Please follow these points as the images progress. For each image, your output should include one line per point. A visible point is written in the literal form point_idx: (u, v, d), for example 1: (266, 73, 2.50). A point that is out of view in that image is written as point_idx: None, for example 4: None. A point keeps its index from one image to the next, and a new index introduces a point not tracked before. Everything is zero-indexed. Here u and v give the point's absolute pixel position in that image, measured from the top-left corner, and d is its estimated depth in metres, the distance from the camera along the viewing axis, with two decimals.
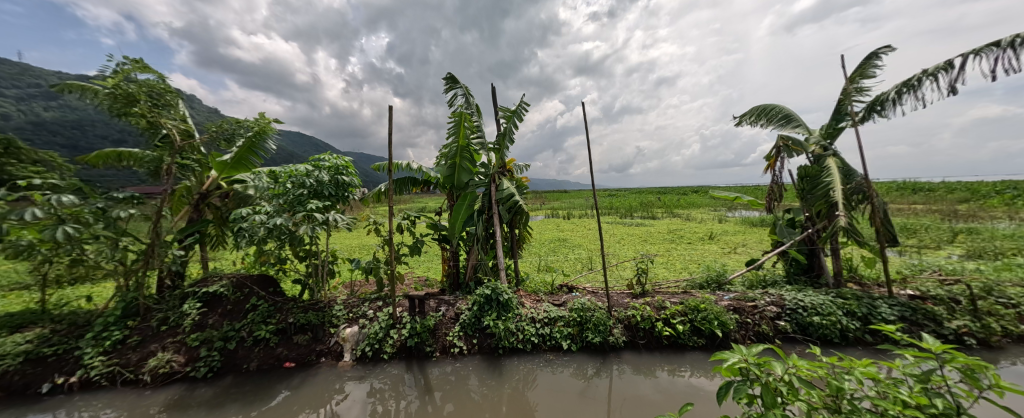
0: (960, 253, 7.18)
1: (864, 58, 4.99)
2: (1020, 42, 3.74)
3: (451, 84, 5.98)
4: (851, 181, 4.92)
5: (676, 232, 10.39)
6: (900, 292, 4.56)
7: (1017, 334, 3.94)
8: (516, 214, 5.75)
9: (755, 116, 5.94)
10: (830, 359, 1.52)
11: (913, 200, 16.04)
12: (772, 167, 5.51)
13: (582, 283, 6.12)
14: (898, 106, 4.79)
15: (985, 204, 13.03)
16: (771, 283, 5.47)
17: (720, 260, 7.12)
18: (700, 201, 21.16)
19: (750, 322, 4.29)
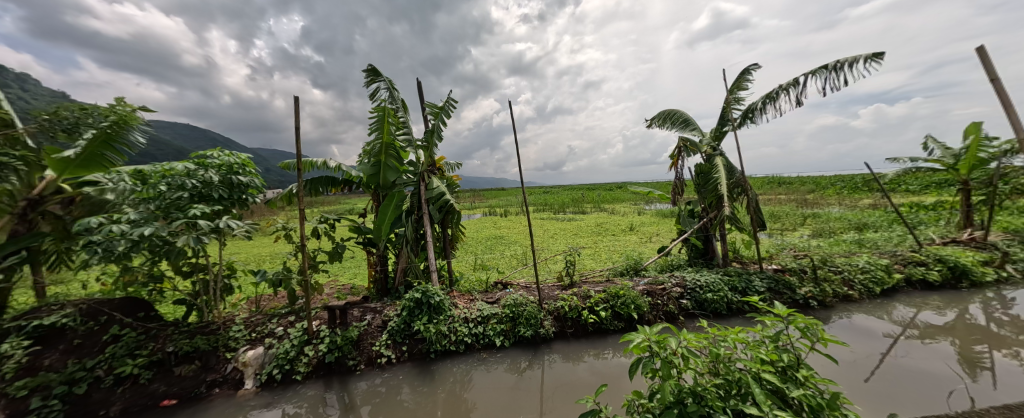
0: (809, 232, 9.05)
1: (740, 73, 5.94)
2: (841, 66, 4.80)
3: (372, 77, 5.59)
4: (733, 176, 5.82)
5: (602, 225, 11.25)
6: (769, 266, 5.55)
7: (842, 294, 5.09)
8: (448, 214, 5.63)
9: (660, 119, 6.68)
10: (714, 331, 1.81)
11: (779, 192, 19.66)
12: (675, 165, 6.26)
13: (517, 278, 6.26)
14: (764, 114, 5.81)
15: (825, 193, 16.58)
16: (677, 267, 6.25)
17: (638, 249, 7.90)
18: (622, 196, 23.16)
19: (661, 303, 4.82)
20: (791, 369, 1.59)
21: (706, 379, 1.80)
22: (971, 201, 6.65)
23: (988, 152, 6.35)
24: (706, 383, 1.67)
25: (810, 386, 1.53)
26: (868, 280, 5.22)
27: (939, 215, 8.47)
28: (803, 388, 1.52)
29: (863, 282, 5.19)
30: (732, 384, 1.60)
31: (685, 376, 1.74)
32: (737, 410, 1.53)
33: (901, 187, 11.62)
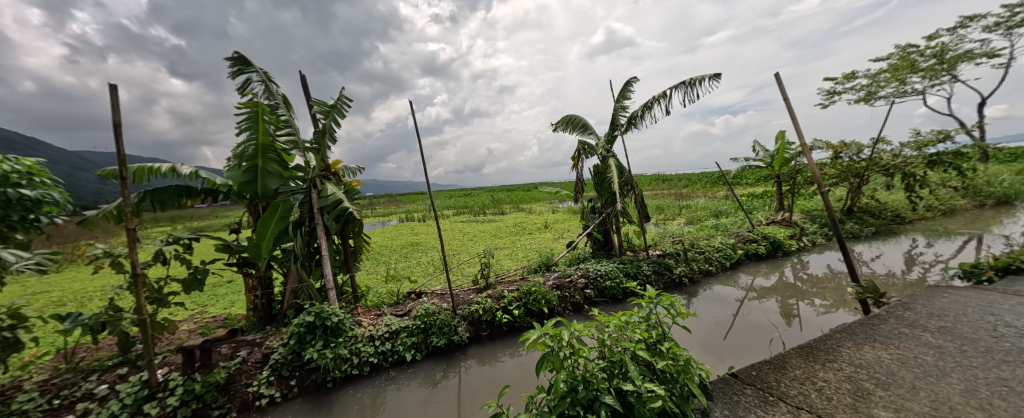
0: (683, 220, 10.77)
1: (624, 85, 6.73)
2: (695, 82, 5.80)
3: (241, 67, 4.74)
4: (623, 175, 6.53)
5: (519, 224, 11.59)
6: (654, 252, 6.38)
7: (706, 270, 6.15)
8: (347, 223, 5.04)
9: (562, 124, 7.16)
10: (601, 319, 2.13)
11: (664, 187, 22.99)
12: (576, 166, 6.75)
13: (434, 286, 6.00)
14: (643, 121, 6.67)
15: (696, 187, 19.98)
16: (582, 259, 6.78)
17: (550, 245, 8.33)
18: (536, 196, 24.30)
19: (569, 295, 5.14)
20: (659, 343, 2.01)
21: (599, 362, 2.08)
22: (782, 190, 8.76)
23: (790, 153, 8.43)
24: (594, 367, 1.93)
25: (671, 354, 1.97)
26: (722, 257, 6.41)
27: (765, 202, 10.96)
28: (665, 358, 1.95)
29: (719, 259, 6.34)
30: (614, 362, 1.91)
31: (579, 363, 1.99)
32: (618, 387, 1.84)
33: (743, 181, 14.68)
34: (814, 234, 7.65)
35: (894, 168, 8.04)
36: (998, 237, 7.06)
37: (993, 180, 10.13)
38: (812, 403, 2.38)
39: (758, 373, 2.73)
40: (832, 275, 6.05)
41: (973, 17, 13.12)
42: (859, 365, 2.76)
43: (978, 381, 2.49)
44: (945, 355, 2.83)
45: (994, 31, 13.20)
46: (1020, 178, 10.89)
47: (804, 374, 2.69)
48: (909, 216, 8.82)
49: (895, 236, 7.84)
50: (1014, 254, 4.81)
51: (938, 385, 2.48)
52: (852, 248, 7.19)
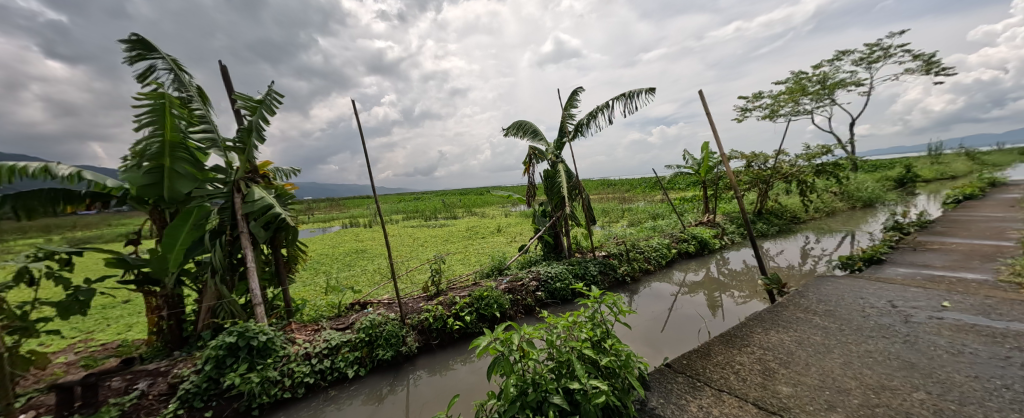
0: (625, 222, 11.45)
1: (571, 94, 6.97)
2: (635, 95, 6.19)
3: (142, 53, 4.11)
4: (571, 180, 6.73)
5: (472, 228, 11.45)
6: (601, 253, 6.65)
7: (646, 269, 6.56)
8: (278, 231, 4.55)
9: (513, 129, 7.20)
10: (549, 321, 2.18)
11: (608, 191, 24.33)
12: (527, 171, 6.83)
13: (382, 295, 5.66)
14: (590, 129, 6.96)
15: (636, 191, 21.40)
16: (534, 262, 6.86)
17: (503, 249, 8.32)
18: (488, 200, 24.33)
19: (521, 298, 5.15)
20: (602, 341, 2.11)
21: (549, 363, 2.14)
22: (707, 194, 9.71)
23: (713, 162, 9.39)
24: (543, 369, 1.97)
25: (613, 350, 2.07)
26: (659, 256, 6.89)
27: (695, 205, 12.06)
28: (609, 354, 2.05)
29: (657, 258, 6.81)
30: (563, 362, 1.96)
31: (529, 366, 2.02)
32: (566, 386, 1.89)
33: (676, 186, 16.04)
34: (732, 234, 8.58)
35: (792, 176, 9.33)
36: (865, 234, 8.52)
37: (861, 186, 12.24)
38: (732, 385, 2.63)
39: (688, 362, 2.96)
40: (748, 269, 6.81)
41: (845, 51, 15.79)
42: (768, 348, 3.11)
43: (854, 354, 2.94)
44: (831, 334, 3.30)
45: (859, 64, 16.02)
46: (877, 185, 13.32)
47: (726, 359, 2.97)
48: (803, 217, 10.28)
49: (793, 234, 9.09)
50: (876, 247, 5.82)
51: (826, 360, 2.87)
52: (762, 245, 8.18)
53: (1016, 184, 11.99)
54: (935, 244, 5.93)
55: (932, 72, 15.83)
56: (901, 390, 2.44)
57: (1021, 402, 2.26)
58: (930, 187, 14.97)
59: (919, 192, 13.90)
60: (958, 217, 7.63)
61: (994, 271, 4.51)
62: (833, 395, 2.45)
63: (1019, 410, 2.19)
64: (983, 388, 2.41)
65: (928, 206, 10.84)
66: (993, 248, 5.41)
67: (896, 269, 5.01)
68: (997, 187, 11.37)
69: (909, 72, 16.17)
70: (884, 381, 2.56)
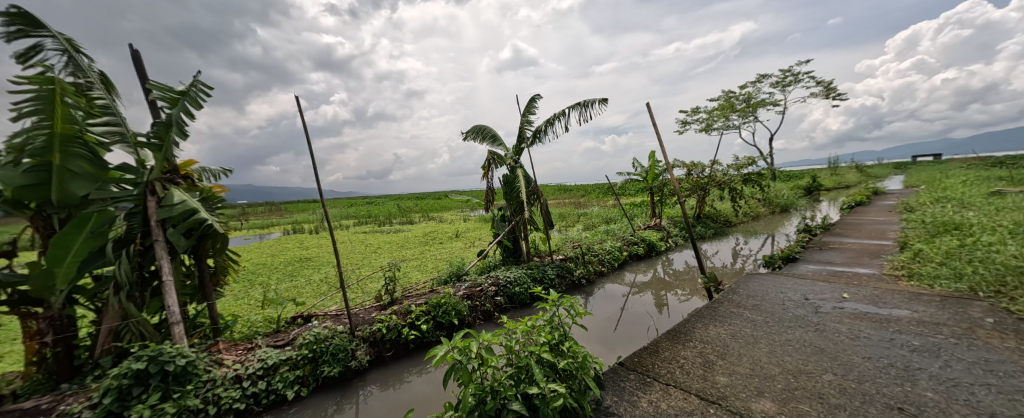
0: (580, 226, 11.78)
1: (529, 100, 7.02)
2: (590, 104, 6.38)
3: (27, 29, 3.45)
4: (530, 185, 6.75)
5: (429, 234, 11.10)
6: (558, 256, 6.71)
7: (600, 271, 6.75)
8: (204, 238, 3.95)
9: (472, 133, 7.09)
10: (508, 326, 2.14)
11: (564, 196, 25.03)
12: (486, 175, 6.74)
13: (329, 306, 5.22)
14: (548, 135, 7.05)
15: (590, 196, 22.23)
16: (493, 267, 6.77)
17: (462, 255, 8.13)
18: (445, 205, 23.94)
19: (479, 304, 5.02)
20: (560, 344, 2.11)
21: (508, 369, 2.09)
22: (654, 199, 10.29)
23: (659, 169, 9.99)
24: (502, 376, 1.93)
25: (571, 352, 2.08)
26: (612, 258, 7.13)
27: (643, 210, 12.73)
28: (566, 357, 2.05)
29: (610, 260, 7.03)
30: (522, 367, 1.91)
31: (488, 373, 1.96)
32: (524, 392, 1.86)
33: (626, 192, 16.89)
34: (675, 236, 9.16)
35: (725, 183, 10.22)
36: (784, 235, 9.55)
37: (779, 194, 13.77)
38: (677, 379, 2.75)
39: (639, 359, 3.06)
40: (689, 268, 7.30)
41: (765, 75, 17.80)
42: (706, 342, 3.30)
43: (776, 343, 3.21)
44: (757, 326, 3.59)
45: (776, 87, 18.15)
46: (792, 192, 15.09)
47: (672, 354, 3.11)
48: (734, 221, 11.25)
49: (726, 236, 9.93)
50: (792, 247, 6.52)
51: (754, 350, 3.11)
52: (701, 247, 8.82)
53: (893, 193, 14.25)
54: (835, 244, 6.77)
55: (832, 97, 18.36)
56: (814, 374, 2.71)
57: (902, 376, 2.60)
58: (830, 194, 17.30)
59: (823, 199, 16.01)
60: (850, 221, 8.83)
61: (878, 266, 5.25)
62: (761, 381, 2.65)
63: (900, 383, 2.52)
64: (875, 367, 2.74)
65: (830, 211, 12.48)
66: (879, 246, 6.30)
67: (807, 266, 5.63)
68: (878, 196, 13.44)
69: (814, 96, 18.61)
70: (800, 366, 2.82)
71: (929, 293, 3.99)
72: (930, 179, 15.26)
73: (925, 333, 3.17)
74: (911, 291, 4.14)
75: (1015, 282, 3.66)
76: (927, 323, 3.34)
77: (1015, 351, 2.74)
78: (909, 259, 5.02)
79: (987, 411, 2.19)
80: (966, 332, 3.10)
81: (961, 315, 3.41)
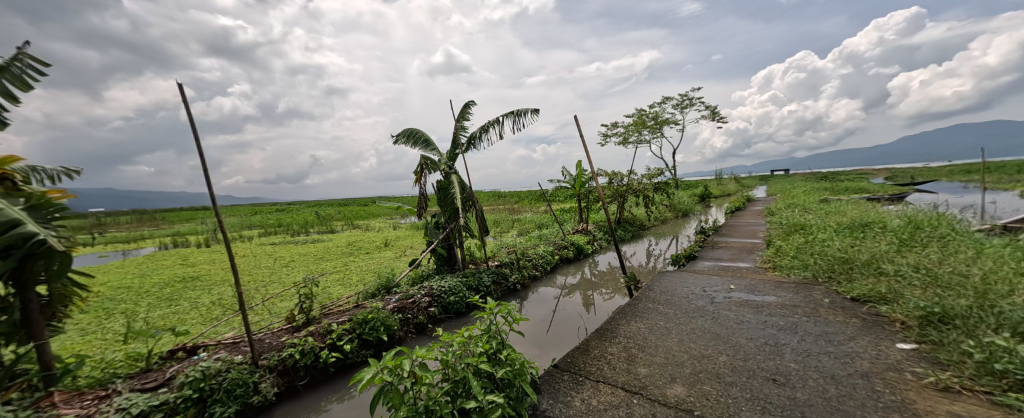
0: (514, 232, 11.86)
1: (463, 106, 6.82)
2: (524, 113, 6.42)
3: None
4: (465, 191, 6.50)
5: (354, 243, 10.15)
6: (493, 263, 6.58)
7: (534, 276, 6.78)
8: (30, 258, 2.70)
9: (403, 137, 6.63)
10: (445, 339, 2.12)
11: (497, 203, 25.18)
12: (418, 182, 6.32)
13: (224, 333, 4.32)
14: (483, 143, 6.90)
15: (521, 203, 22.69)
16: (427, 277, 6.36)
17: (392, 265, 7.53)
18: (370, 211, 22.32)
19: (411, 317, 4.61)
20: (498, 352, 2.15)
21: (443, 383, 2.08)
22: (581, 205, 10.80)
23: (585, 177, 10.52)
24: (437, 393, 1.90)
25: (508, 359, 2.13)
26: (545, 262, 7.21)
27: (571, 215, 13.32)
28: (504, 365, 2.09)
29: (543, 264, 7.10)
30: (458, 380, 1.94)
31: (421, 392, 1.92)
32: (461, 406, 1.88)
33: (555, 198, 17.58)
34: (600, 240, 9.70)
35: (640, 191, 11.21)
36: (687, 237, 10.77)
37: (682, 201, 15.61)
38: (606, 374, 2.78)
39: (571, 360, 3.03)
40: (611, 269, 7.77)
41: (669, 97, 20.12)
42: (629, 337, 3.44)
43: (683, 333, 3.50)
44: (668, 318, 3.88)
45: (677, 108, 20.68)
46: (691, 199, 17.26)
47: (601, 351, 3.16)
48: (648, 224, 12.36)
49: (642, 239, 10.85)
50: (691, 246, 7.33)
51: (667, 340, 3.34)
52: (622, 249, 9.47)
53: (763, 199, 17.18)
54: (722, 243, 7.76)
55: (719, 119, 21.57)
56: (712, 356, 2.99)
57: (773, 352, 3.03)
58: (720, 201, 20.20)
59: (714, 205, 18.59)
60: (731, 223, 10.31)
61: (753, 260, 6.19)
62: (674, 368, 2.83)
63: (773, 358, 2.94)
64: (755, 346, 3.15)
65: (718, 215, 14.53)
66: (752, 244, 7.40)
67: (704, 263, 6.36)
68: (754, 202, 16.05)
69: (705, 118, 21.67)
70: (703, 351, 3.10)
71: (787, 280, 4.80)
72: (785, 189, 18.81)
73: (786, 314, 3.77)
74: (774, 279, 4.92)
75: (842, 267, 4.53)
76: (787, 306, 3.98)
77: (844, 323, 3.43)
78: (773, 254, 5.93)
79: (831, 374, 2.66)
80: (813, 311, 3.77)
81: (807, 297, 4.14)
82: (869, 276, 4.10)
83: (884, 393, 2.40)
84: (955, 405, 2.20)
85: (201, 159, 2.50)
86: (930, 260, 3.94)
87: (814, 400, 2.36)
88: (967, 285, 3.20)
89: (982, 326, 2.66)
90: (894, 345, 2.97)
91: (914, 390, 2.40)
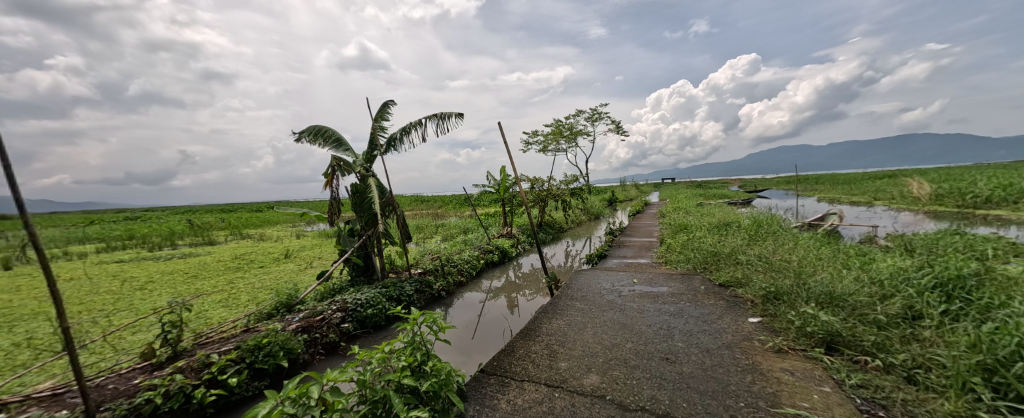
0: (438, 238, 11.60)
1: (382, 105, 6.51)
2: (447, 117, 6.39)
3: None
4: (384, 195, 6.16)
5: (243, 256, 8.76)
6: (416, 270, 6.34)
7: (459, 281, 6.74)
8: None
9: (311, 135, 6.03)
10: (364, 356, 2.06)
11: (419, 208, 24.30)
12: (329, 185, 5.80)
13: (40, 384, 3.29)
14: (403, 144, 6.67)
15: (445, 208, 22.30)
16: (339, 290, 5.84)
17: (294, 279, 6.71)
18: (268, 218, 19.54)
19: (319, 336, 4.19)
20: (423, 364, 2.18)
21: (360, 406, 1.99)
22: (505, 210, 11.09)
23: (509, 182, 10.86)
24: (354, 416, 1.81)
25: (434, 370, 2.17)
26: (470, 267, 7.23)
27: (496, 219, 13.60)
28: (429, 377, 2.12)
29: (468, 269, 7.11)
30: (377, 400, 1.87)
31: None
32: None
33: (480, 203, 17.73)
34: (523, 243, 10.08)
35: (558, 196, 12.00)
36: (599, 237, 11.88)
37: (595, 205, 17.17)
38: (529, 373, 2.95)
39: (498, 363, 3.14)
40: (534, 271, 8.17)
41: (582, 110, 21.96)
42: (550, 334, 3.69)
43: (596, 325, 3.89)
44: (583, 313, 4.25)
45: (589, 121, 22.69)
46: (602, 204, 19.09)
47: (525, 351, 3.33)
48: (567, 227, 13.29)
49: (560, 241, 11.59)
50: (603, 246, 8.13)
51: (583, 334, 3.67)
52: (544, 251, 10.00)
53: (658, 203, 19.88)
54: (628, 242, 8.78)
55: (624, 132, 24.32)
56: (620, 344, 3.39)
57: (666, 334, 3.55)
58: (626, 205, 22.70)
59: (621, 209, 20.79)
60: (634, 224, 11.72)
61: (651, 256, 7.13)
62: (589, 359, 3.12)
63: (666, 340, 3.45)
64: (652, 331, 3.66)
65: (624, 218, 16.32)
66: (651, 242, 8.54)
67: (613, 260, 7.11)
68: (651, 205, 18.45)
69: (612, 131, 24.20)
70: (612, 340, 3.49)
71: (674, 272, 5.67)
72: (675, 194, 22.03)
73: (674, 301, 4.46)
74: (666, 272, 5.77)
75: (712, 259, 5.51)
76: (675, 294, 4.71)
77: (714, 305, 4.20)
78: (666, 250, 6.93)
79: (707, 348, 3.25)
80: (694, 297, 4.52)
81: (689, 286, 4.96)
82: (731, 265, 5.10)
83: (742, 358, 3.01)
84: (786, 362, 2.89)
85: (2, 152, 1.83)
86: (769, 250, 5.05)
87: (695, 372, 2.84)
88: (790, 269, 4.19)
89: (801, 299, 3.52)
90: (747, 320, 3.74)
91: (760, 354, 3.06)
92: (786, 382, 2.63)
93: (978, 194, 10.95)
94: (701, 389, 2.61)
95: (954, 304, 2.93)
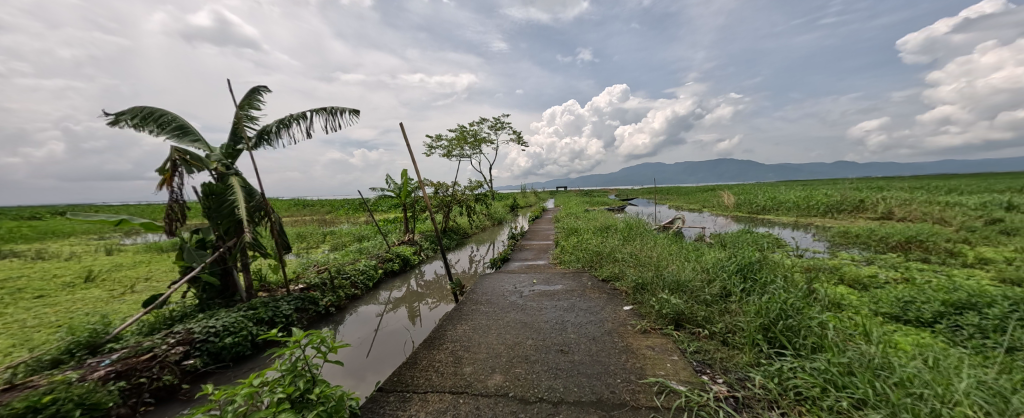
0: (328, 247, 10.42)
1: (250, 92, 5.65)
2: (335, 111, 5.87)
3: None
4: (254, 198, 5.26)
5: (5, 284, 6.24)
6: (296, 286, 5.60)
7: (351, 294, 6.22)
8: None
9: (138, 118, 4.79)
10: (222, 396, 1.78)
11: (300, 213, 21.29)
12: (166, 184, 4.67)
13: None
14: (279, 138, 5.87)
15: (335, 213, 20.11)
16: (179, 318, 4.70)
17: (101, 310, 5.11)
18: (64, 227, 14.42)
19: (147, 380, 3.16)
20: (303, 393, 2.02)
21: None
22: (407, 215, 10.59)
23: (411, 187, 10.49)
24: None
25: (321, 398, 2.04)
26: (366, 278, 6.70)
27: (396, 226, 12.94)
28: (313, 407, 1.98)
29: (363, 281, 6.60)
30: None
31: None
32: None
33: (377, 208, 16.58)
34: (425, 250, 9.80)
35: (461, 201, 12.07)
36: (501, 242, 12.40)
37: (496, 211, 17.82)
38: (434, 383, 2.96)
39: (398, 378, 3.07)
40: (437, 278, 8.06)
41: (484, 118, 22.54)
42: (455, 340, 3.76)
43: (500, 327, 4.11)
44: (487, 316, 4.44)
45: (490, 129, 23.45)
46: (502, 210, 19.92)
47: (428, 361, 3.32)
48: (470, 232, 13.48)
49: (464, 247, 11.64)
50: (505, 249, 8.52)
51: (487, 336, 3.84)
52: (448, 257, 9.93)
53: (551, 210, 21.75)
54: (528, 245, 9.41)
55: None
56: (521, 342, 3.66)
57: (561, 328, 3.98)
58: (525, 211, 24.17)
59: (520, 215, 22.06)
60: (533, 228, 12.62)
61: (547, 257, 7.80)
62: (494, 360, 3.31)
63: (561, 333, 3.87)
64: (549, 326, 4.05)
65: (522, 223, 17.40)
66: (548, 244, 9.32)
67: (515, 263, 7.54)
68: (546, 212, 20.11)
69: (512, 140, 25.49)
70: (514, 339, 3.75)
71: (567, 271, 6.35)
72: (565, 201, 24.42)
73: (567, 297, 5.01)
74: (560, 271, 6.41)
75: (597, 258, 6.34)
76: (568, 290, 5.28)
77: (599, 298, 4.87)
78: (559, 251, 7.67)
79: (592, 336, 3.75)
80: (583, 292, 5.15)
81: (579, 282, 5.63)
82: (610, 263, 5.98)
83: (619, 341, 3.59)
84: (649, 340, 3.55)
85: None
86: (638, 249, 6.07)
87: (584, 358, 3.27)
88: (652, 263, 5.15)
89: (659, 287, 4.37)
90: (621, 308, 4.47)
91: (631, 336, 3.69)
92: (649, 356, 3.25)
93: (758, 203, 15.17)
94: (588, 373, 3.03)
95: (747, 283, 4.06)
